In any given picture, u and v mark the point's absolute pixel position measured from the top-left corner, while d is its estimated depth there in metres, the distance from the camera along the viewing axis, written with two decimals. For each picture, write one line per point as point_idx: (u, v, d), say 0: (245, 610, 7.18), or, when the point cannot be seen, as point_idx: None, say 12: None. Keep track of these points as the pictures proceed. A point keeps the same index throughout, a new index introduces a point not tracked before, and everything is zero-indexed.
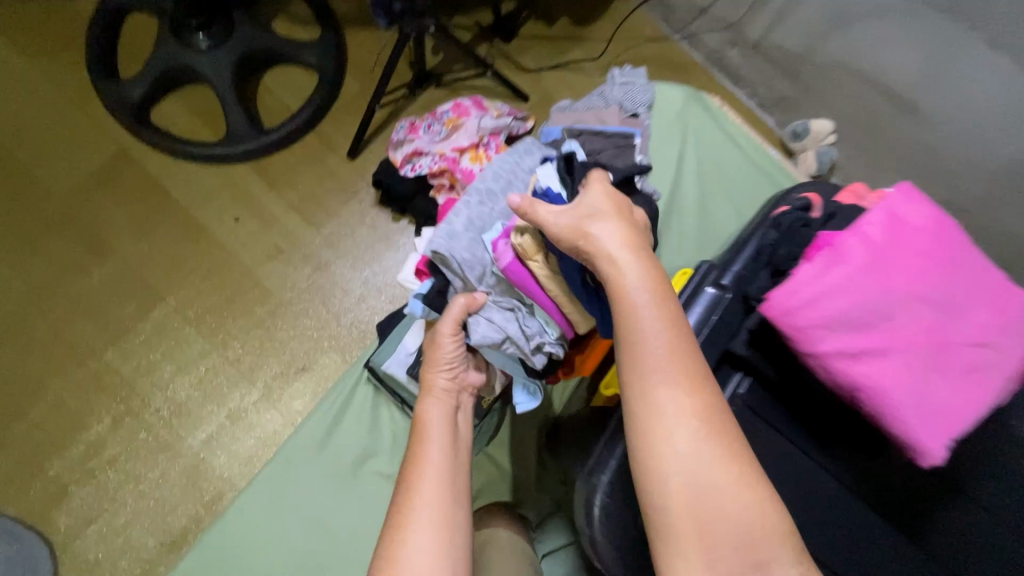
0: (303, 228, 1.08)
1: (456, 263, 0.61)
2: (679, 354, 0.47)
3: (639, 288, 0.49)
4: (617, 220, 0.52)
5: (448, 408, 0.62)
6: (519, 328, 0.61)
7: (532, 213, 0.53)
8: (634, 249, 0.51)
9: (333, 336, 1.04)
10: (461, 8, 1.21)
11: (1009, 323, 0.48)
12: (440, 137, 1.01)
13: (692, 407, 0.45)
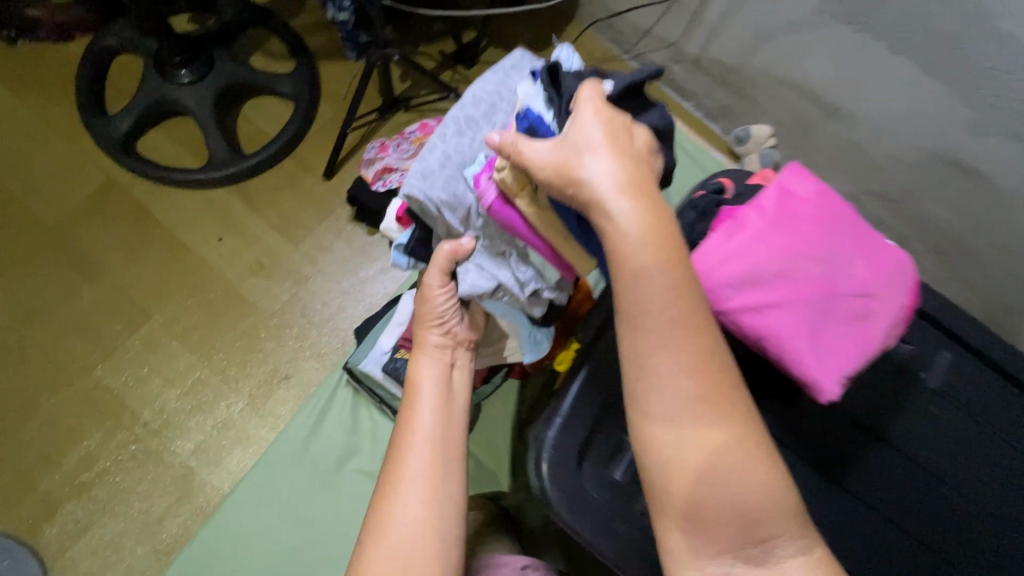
0: (283, 245, 1.15)
1: (437, 206, 0.57)
2: (687, 333, 0.44)
3: (636, 239, 0.45)
4: (610, 154, 0.47)
5: (441, 364, 0.63)
6: (510, 274, 0.57)
7: (518, 154, 0.48)
8: (627, 194, 0.46)
9: (315, 344, 1.10)
10: (425, 39, 1.32)
11: (886, 276, 0.56)
12: (408, 154, 1.08)
13: (692, 386, 0.44)
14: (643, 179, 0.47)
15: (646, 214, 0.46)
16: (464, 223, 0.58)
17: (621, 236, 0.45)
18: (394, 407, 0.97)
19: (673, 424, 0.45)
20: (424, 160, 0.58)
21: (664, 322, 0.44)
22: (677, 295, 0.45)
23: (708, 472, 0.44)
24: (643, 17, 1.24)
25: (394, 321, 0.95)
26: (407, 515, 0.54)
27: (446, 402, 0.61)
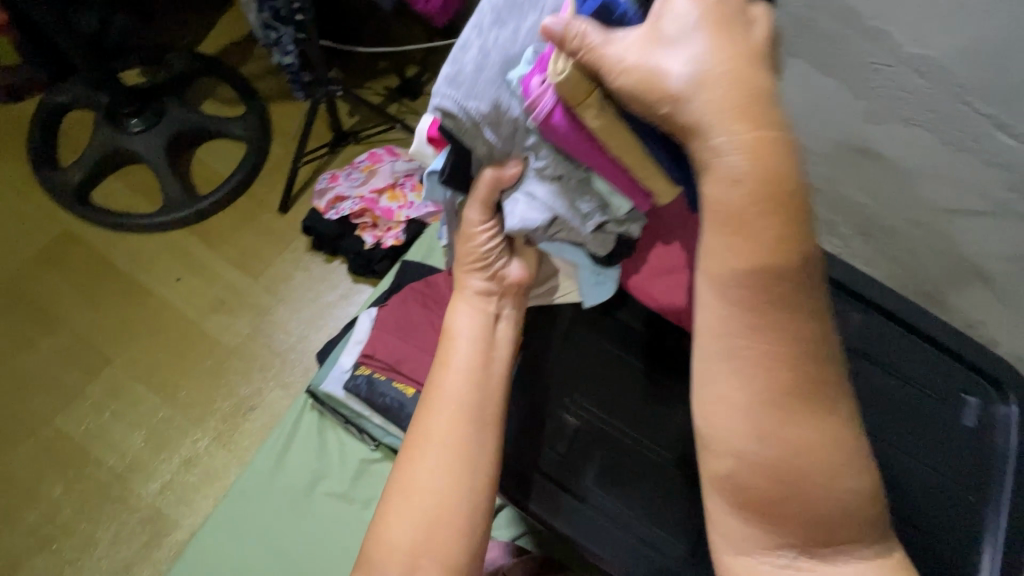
0: (243, 279, 1.18)
1: (477, 122, 0.42)
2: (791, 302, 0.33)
3: (736, 173, 0.32)
4: (715, 47, 0.33)
5: (480, 316, 0.58)
6: (568, 205, 0.45)
7: (590, 54, 0.35)
8: (738, 104, 0.32)
9: (279, 373, 1.11)
10: (370, 77, 1.39)
11: None
12: (358, 182, 1.17)
13: (773, 371, 0.34)
14: (763, 81, 0.33)
15: (764, 136, 0.32)
16: (512, 143, 0.44)
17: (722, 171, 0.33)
18: (359, 425, 0.99)
19: (745, 415, 0.35)
20: (457, 55, 0.42)
21: (743, 295, 0.34)
22: (756, 266, 0.33)
23: (777, 471, 0.35)
24: None
25: (353, 339, 1.01)
26: (429, 483, 0.52)
27: (483, 363, 0.56)
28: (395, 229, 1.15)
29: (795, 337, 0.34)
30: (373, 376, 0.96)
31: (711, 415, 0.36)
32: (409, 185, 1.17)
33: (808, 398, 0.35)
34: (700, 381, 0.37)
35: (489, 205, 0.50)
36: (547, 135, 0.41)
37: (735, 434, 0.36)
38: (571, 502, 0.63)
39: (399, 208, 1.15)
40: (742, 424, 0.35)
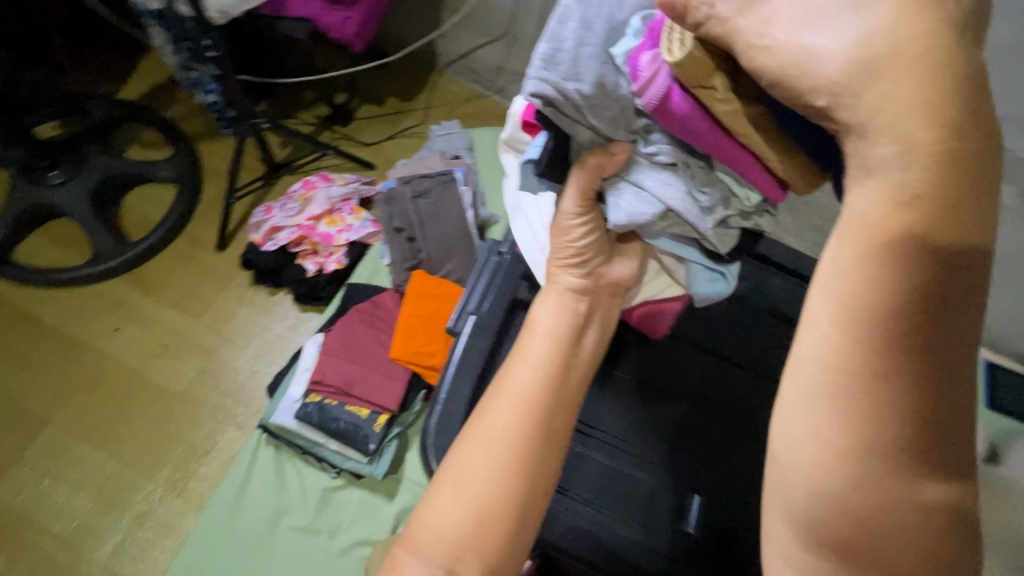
0: (185, 321, 1.15)
1: (579, 104, 0.39)
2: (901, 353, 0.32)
3: (909, 191, 0.30)
4: (899, 19, 0.29)
5: (564, 319, 0.55)
6: (683, 197, 0.43)
7: (726, 25, 0.32)
8: (919, 82, 0.29)
9: (231, 413, 1.09)
10: (300, 107, 1.42)
11: None
12: (294, 211, 1.17)
13: (867, 411, 0.32)
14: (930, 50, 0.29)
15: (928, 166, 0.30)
16: (619, 126, 0.41)
17: (878, 202, 0.31)
18: (318, 454, 0.97)
19: (826, 440, 0.34)
20: (554, 35, 0.39)
21: (858, 326, 0.32)
22: (872, 302, 0.31)
23: (860, 516, 0.34)
24: (490, 55, 1.38)
25: (301, 368, 0.99)
26: (480, 476, 0.49)
27: (559, 369, 0.53)
28: (337, 253, 1.16)
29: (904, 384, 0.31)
30: (323, 403, 0.95)
31: (795, 429, 0.35)
32: (347, 209, 1.19)
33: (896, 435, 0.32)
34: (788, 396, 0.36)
35: (586, 198, 0.49)
36: (662, 122, 0.39)
37: (806, 451, 0.35)
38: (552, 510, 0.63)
39: (338, 232, 1.16)
40: (824, 450, 0.34)
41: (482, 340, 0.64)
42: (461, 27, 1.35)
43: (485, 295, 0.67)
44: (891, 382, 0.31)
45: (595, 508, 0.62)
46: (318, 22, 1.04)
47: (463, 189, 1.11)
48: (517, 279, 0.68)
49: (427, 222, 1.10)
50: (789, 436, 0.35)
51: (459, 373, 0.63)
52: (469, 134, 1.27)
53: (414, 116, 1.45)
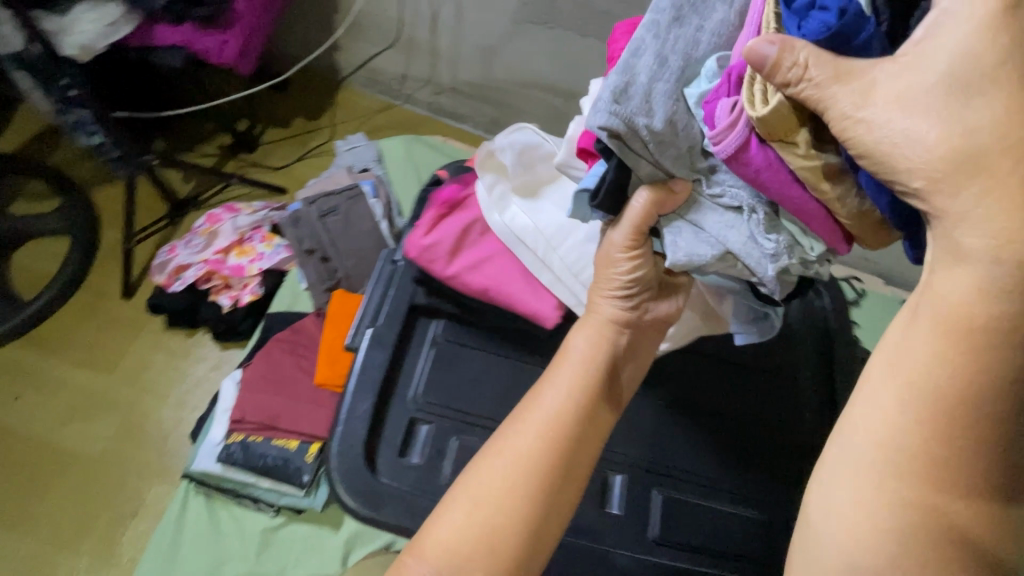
0: (95, 379, 1.08)
1: (647, 139, 0.43)
2: (971, 440, 0.33)
3: (997, 285, 0.32)
4: (996, 113, 0.31)
5: (603, 352, 0.54)
6: (746, 241, 0.44)
7: (816, 89, 0.34)
8: (1013, 179, 0.31)
9: (157, 467, 1.03)
10: (200, 139, 1.36)
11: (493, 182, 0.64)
12: (200, 247, 1.12)
13: (916, 477, 0.34)
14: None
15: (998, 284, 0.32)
16: (683, 164, 0.45)
17: (952, 297, 0.33)
18: (251, 495, 0.93)
19: (868, 496, 0.36)
20: (630, 70, 0.43)
21: (935, 401, 0.33)
22: (953, 383, 0.33)
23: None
24: (390, 63, 1.36)
25: (221, 409, 0.96)
26: (497, 486, 0.49)
27: (591, 405, 0.52)
28: (251, 283, 1.11)
29: (966, 466, 0.33)
30: (247, 441, 0.92)
31: (837, 483, 0.37)
32: (259, 236, 1.14)
33: (948, 503, 0.34)
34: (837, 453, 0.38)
35: (640, 232, 0.49)
36: (735, 169, 0.41)
37: (842, 504, 0.37)
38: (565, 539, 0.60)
39: (250, 262, 1.11)
40: (864, 502, 0.36)
41: (381, 353, 0.63)
42: (356, 39, 1.33)
43: (381, 306, 0.66)
44: (941, 463, 0.34)
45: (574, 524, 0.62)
46: (192, 48, 0.99)
47: (371, 200, 1.10)
48: (412, 285, 0.67)
49: (338, 239, 1.07)
50: (830, 488, 0.38)
51: (359, 389, 0.61)
52: (375, 145, 1.25)
53: (323, 134, 1.41)
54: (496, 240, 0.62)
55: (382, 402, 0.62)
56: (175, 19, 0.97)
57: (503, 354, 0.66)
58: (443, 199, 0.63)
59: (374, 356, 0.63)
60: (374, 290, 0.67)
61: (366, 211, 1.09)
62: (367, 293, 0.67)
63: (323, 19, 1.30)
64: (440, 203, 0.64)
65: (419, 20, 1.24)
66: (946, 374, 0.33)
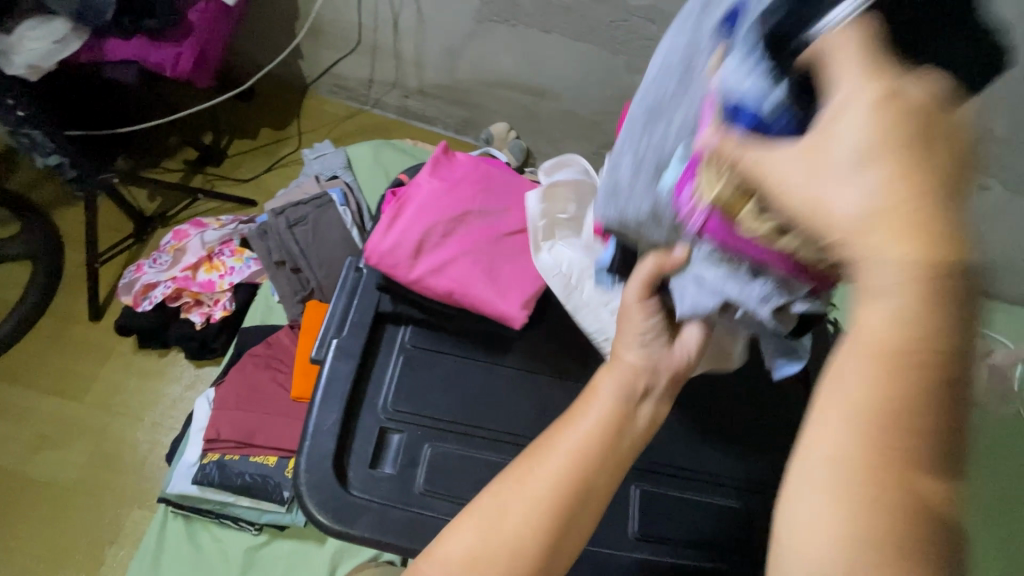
0: (65, 406, 1.06)
1: (637, 225, 0.47)
2: (914, 490, 0.25)
3: (910, 301, 0.25)
4: (899, 169, 0.25)
5: (625, 394, 0.48)
6: (740, 291, 0.41)
7: (749, 166, 0.31)
8: (918, 210, 0.25)
9: (133, 492, 1.00)
10: (164, 154, 1.33)
11: (453, 182, 0.63)
12: (167, 265, 1.09)
13: (885, 548, 0.25)
14: (941, 191, 0.25)
15: (932, 278, 0.25)
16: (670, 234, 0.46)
17: (881, 298, 0.26)
18: (231, 515, 0.91)
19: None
20: (618, 170, 0.47)
21: (874, 442, 0.25)
22: (888, 417, 0.25)
23: None
24: (356, 68, 1.35)
25: (195, 429, 0.95)
26: (518, 512, 0.42)
27: (614, 444, 0.46)
28: (223, 299, 1.09)
29: (935, 522, 0.25)
30: (223, 460, 0.90)
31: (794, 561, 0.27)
32: (228, 250, 1.11)
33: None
34: (788, 521, 0.28)
35: (651, 286, 0.48)
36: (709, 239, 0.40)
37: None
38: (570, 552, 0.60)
39: (220, 277, 1.09)
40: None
41: (347, 364, 0.62)
42: (318, 45, 1.31)
43: (346, 314, 0.65)
44: (908, 521, 0.25)
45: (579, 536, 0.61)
46: (145, 61, 0.96)
47: (341, 208, 1.08)
48: (377, 293, 0.66)
49: (309, 249, 1.05)
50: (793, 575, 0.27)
51: (325, 402, 0.60)
52: (343, 153, 1.24)
53: (291, 143, 1.39)
54: (458, 241, 0.61)
55: (350, 414, 0.61)
56: (125, 32, 0.95)
57: (474, 357, 0.65)
58: (401, 200, 0.62)
59: (341, 367, 0.62)
60: (340, 298, 0.66)
61: (336, 219, 1.07)
62: (332, 302, 0.66)
63: (283, 26, 1.28)
64: (399, 203, 0.62)
65: (380, 23, 1.22)
66: (884, 399, 0.25)
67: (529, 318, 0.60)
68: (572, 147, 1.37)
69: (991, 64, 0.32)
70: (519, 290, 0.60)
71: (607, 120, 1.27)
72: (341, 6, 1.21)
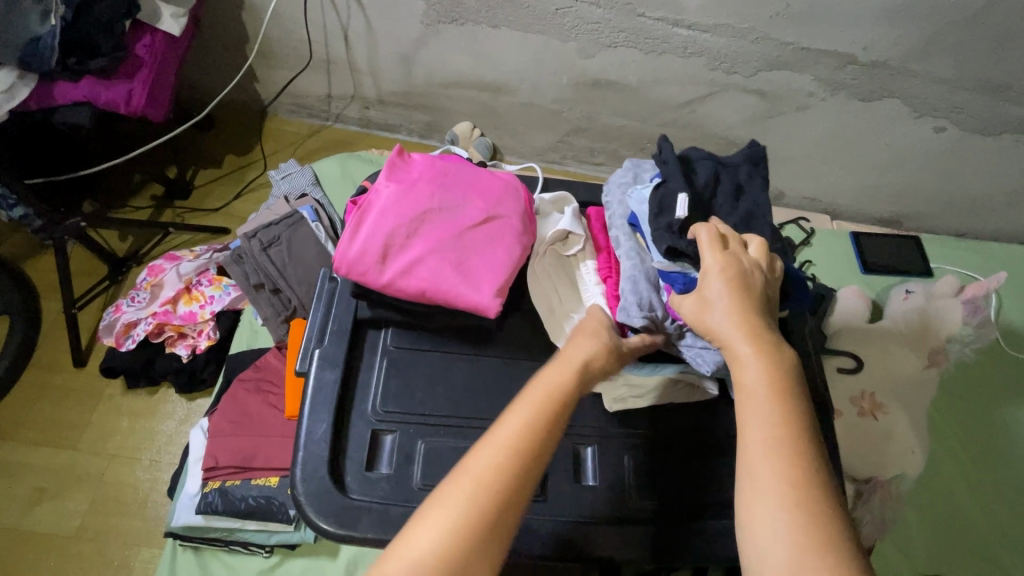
0: (59, 454, 1.05)
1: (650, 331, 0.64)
2: (776, 419, 0.46)
3: (753, 340, 0.50)
4: (729, 296, 0.53)
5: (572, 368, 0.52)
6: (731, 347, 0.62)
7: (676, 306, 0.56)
8: (740, 307, 0.52)
9: (139, 531, 1.00)
10: (130, 192, 1.32)
11: (413, 184, 0.64)
12: (145, 302, 1.08)
13: (792, 495, 0.43)
14: (754, 305, 0.53)
15: (766, 348, 0.50)
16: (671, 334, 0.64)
17: (746, 359, 0.50)
18: (239, 540, 0.91)
19: (771, 503, 0.43)
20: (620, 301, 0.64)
21: (760, 403, 0.47)
22: (762, 389, 0.48)
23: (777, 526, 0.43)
24: (313, 84, 1.35)
25: (193, 460, 0.95)
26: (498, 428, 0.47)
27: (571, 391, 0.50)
28: (206, 328, 1.09)
29: (812, 472, 0.44)
30: (224, 487, 0.90)
31: (749, 526, 0.44)
32: (206, 280, 1.11)
33: (792, 469, 0.44)
34: (742, 498, 0.46)
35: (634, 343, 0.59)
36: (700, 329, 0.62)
37: (764, 535, 0.43)
38: (566, 526, 0.63)
39: (201, 307, 1.09)
40: (778, 534, 0.42)
41: (332, 372, 0.63)
42: (271, 66, 1.31)
43: (326, 324, 0.66)
44: (783, 433, 0.46)
45: (573, 510, 0.65)
46: (97, 102, 0.96)
47: (314, 224, 1.08)
48: (354, 299, 0.67)
49: (287, 268, 1.05)
50: (751, 529, 0.44)
51: (315, 412, 0.61)
52: (310, 170, 1.24)
53: (256, 168, 1.39)
54: (424, 238, 0.62)
55: (340, 422, 0.62)
56: (71, 75, 0.94)
57: (459, 352, 0.67)
58: (363, 206, 0.62)
59: (327, 376, 0.63)
60: (316, 309, 0.67)
61: (311, 236, 1.08)
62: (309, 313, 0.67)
63: (235, 50, 1.28)
64: (361, 211, 0.63)
65: (330, 38, 1.23)
66: (762, 407, 0.47)
67: (503, 304, 0.61)
68: (537, 137, 1.38)
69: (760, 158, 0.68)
70: (489, 281, 0.61)
71: (566, 108, 1.29)
72: (288, 25, 1.21)
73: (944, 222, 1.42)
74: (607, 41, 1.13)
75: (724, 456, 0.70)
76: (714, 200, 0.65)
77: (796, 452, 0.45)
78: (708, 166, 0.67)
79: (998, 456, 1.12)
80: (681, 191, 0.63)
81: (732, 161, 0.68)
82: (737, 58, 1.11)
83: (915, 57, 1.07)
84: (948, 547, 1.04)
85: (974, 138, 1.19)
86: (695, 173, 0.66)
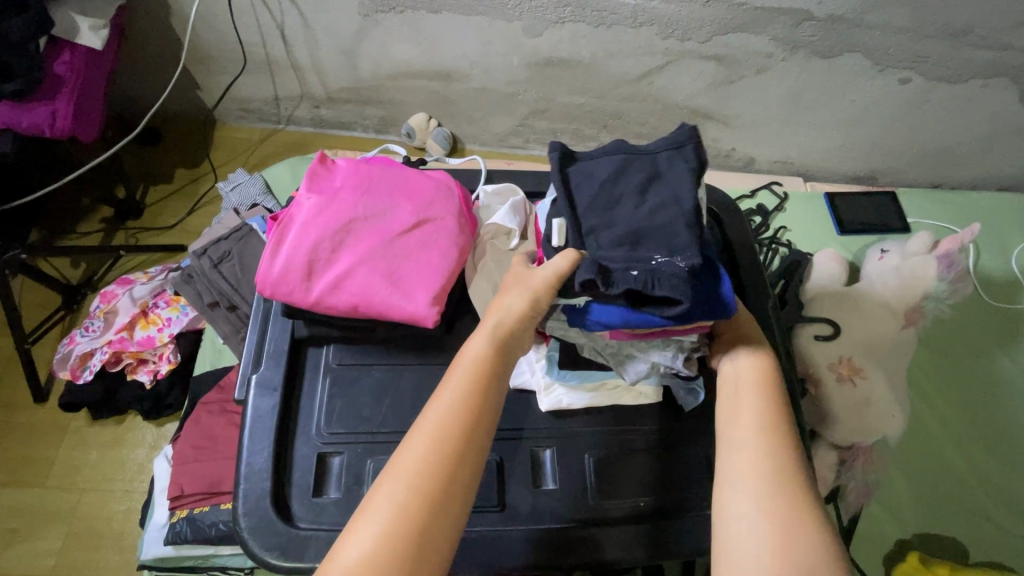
0: (29, 491, 1.03)
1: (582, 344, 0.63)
2: (767, 397, 0.55)
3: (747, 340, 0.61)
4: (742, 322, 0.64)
5: (486, 340, 0.52)
6: (659, 355, 0.61)
7: None
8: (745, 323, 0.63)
9: (117, 562, 0.99)
10: (79, 215, 1.28)
11: (335, 195, 0.60)
12: (99, 330, 1.05)
13: (772, 454, 0.50)
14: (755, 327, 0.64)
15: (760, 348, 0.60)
16: (609, 353, 0.62)
17: (742, 356, 0.59)
18: (216, 565, 0.90)
19: (750, 455, 0.50)
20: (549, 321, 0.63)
21: (749, 385, 0.56)
22: (753, 374, 0.57)
23: (757, 474, 0.49)
24: (258, 87, 1.29)
25: (159, 490, 0.92)
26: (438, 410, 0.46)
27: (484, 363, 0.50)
28: (167, 352, 1.05)
29: (791, 449, 0.51)
30: (190, 515, 0.87)
31: (727, 481, 0.50)
32: (162, 302, 1.08)
33: (774, 437, 0.51)
34: (728, 452, 0.52)
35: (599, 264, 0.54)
36: (620, 340, 0.60)
37: (742, 481, 0.49)
38: (528, 531, 0.62)
39: (159, 330, 1.05)
40: (751, 482, 0.48)
41: (269, 399, 0.60)
42: (211, 72, 1.26)
43: (263, 348, 0.64)
44: (769, 411, 0.53)
45: (535, 515, 0.63)
46: (19, 128, 0.92)
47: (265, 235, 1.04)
48: (289, 320, 0.64)
49: (240, 282, 1.01)
50: (730, 474, 0.50)
51: (254, 442, 0.58)
52: (260, 178, 1.19)
53: (208, 179, 1.34)
54: (351, 250, 0.58)
55: (283, 448, 0.59)
56: None
57: (404, 363, 0.64)
58: (283, 222, 0.59)
59: (264, 405, 0.60)
60: (252, 332, 0.65)
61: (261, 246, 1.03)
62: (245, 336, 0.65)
63: (170, 60, 1.23)
64: (281, 226, 0.59)
65: (266, 37, 1.17)
66: (750, 393, 0.55)
67: (441, 312, 0.58)
68: (496, 120, 1.33)
69: (695, 145, 0.60)
70: (425, 289, 0.58)
71: (521, 91, 1.24)
72: (221, 27, 1.15)
73: (919, 174, 1.39)
74: (554, 17, 1.07)
75: (690, 446, 0.68)
76: (626, 196, 0.58)
77: (780, 430, 0.52)
78: (617, 164, 0.60)
79: (984, 410, 1.11)
80: (559, 216, 0.61)
81: (651, 150, 0.61)
82: (690, 24, 1.07)
83: (871, 7, 1.02)
84: (935, 507, 1.03)
85: (940, 87, 1.15)
86: (610, 172, 0.60)
